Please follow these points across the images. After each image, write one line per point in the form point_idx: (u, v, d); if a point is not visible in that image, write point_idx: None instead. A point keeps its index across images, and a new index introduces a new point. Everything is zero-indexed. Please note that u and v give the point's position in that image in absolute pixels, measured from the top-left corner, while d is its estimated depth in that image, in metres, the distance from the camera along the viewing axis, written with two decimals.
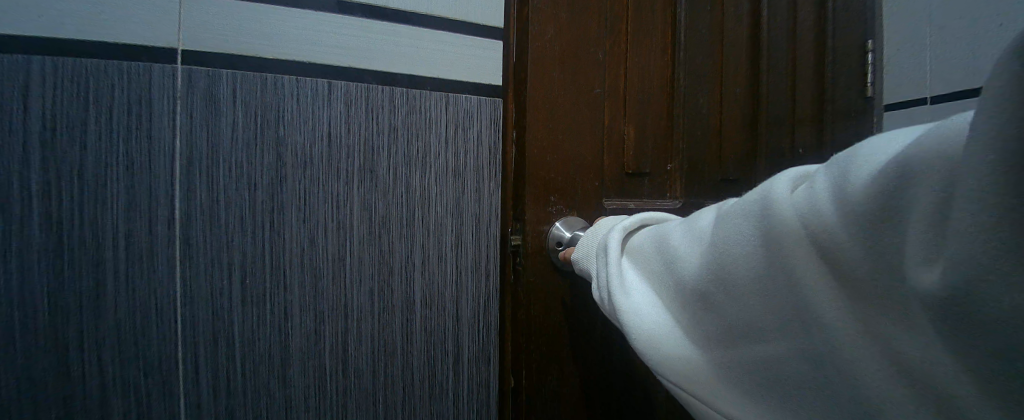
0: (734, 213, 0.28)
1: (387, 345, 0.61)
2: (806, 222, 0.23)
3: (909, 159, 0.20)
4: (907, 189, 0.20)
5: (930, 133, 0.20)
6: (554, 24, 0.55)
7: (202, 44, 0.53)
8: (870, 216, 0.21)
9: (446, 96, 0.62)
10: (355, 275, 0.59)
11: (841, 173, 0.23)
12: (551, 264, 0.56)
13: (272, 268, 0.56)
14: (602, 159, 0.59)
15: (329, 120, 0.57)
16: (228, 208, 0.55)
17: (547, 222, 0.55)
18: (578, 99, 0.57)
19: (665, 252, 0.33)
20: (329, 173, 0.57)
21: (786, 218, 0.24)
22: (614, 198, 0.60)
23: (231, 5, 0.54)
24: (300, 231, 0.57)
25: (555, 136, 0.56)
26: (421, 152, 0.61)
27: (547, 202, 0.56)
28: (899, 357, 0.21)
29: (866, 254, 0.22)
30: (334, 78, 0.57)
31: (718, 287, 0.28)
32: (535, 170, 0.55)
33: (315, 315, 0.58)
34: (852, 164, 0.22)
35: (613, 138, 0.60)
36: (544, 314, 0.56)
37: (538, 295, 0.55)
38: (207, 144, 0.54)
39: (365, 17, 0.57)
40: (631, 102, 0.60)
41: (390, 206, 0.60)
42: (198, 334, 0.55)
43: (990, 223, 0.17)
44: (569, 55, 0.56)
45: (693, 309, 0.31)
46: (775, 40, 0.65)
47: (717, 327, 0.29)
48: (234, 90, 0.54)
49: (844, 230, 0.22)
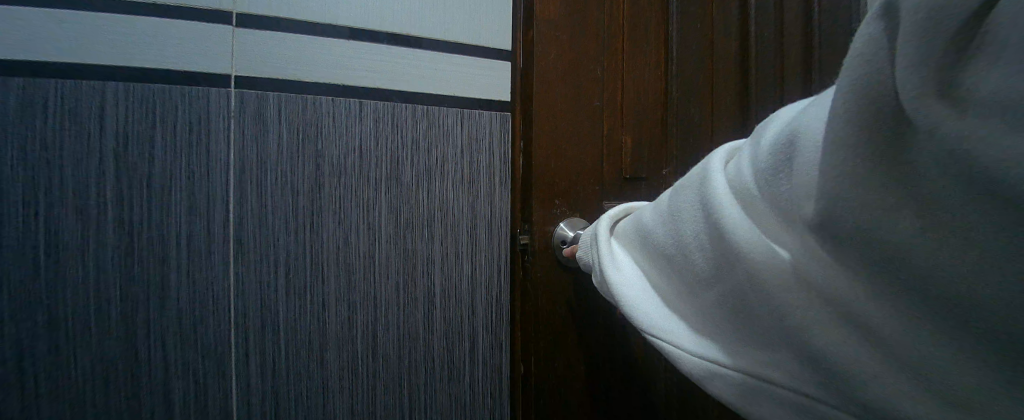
0: (685, 187, 0.32)
1: (411, 333, 0.69)
2: (736, 185, 0.27)
3: (796, 123, 0.24)
4: (797, 146, 0.23)
5: (812, 104, 0.23)
6: (557, 46, 0.62)
7: (252, 71, 0.62)
8: (773, 175, 0.25)
9: (462, 112, 0.70)
10: (383, 271, 0.67)
11: (757, 145, 0.27)
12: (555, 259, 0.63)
13: (312, 264, 0.64)
14: (601, 165, 0.65)
15: (360, 135, 0.65)
16: (274, 212, 0.63)
17: (552, 223, 0.62)
18: (580, 111, 0.64)
19: (641, 228, 0.36)
20: (361, 181, 0.65)
21: (720, 185, 0.28)
22: (614, 201, 0.66)
23: (275, 37, 0.62)
24: (337, 231, 0.65)
25: (558, 144, 0.63)
26: (439, 161, 0.69)
27: (552, 204, 0.62)
28: (828, 294, 0.23)
29: (778, 205, 0.25)
30: (365, 98, 0.65)
31: (679, 248, 0.32)
32: (540, 176, 0.62)
33: (349, 305, 0.66)
34: (764, 134, 0.26)
35: (611, 144, 0.66)
36: (550, 307, 0.62)
37: (546, 290, 0.62)
38: (256, 157, 0.62)
39: (389, 44, 0.65)
40: (626, 113, 0.67)
41: (414, 209, 0.68)
42: (248, 321, 0.63)
43: (852, 168, 0.20)
44: (570, 71, 0.63)
45: (669, 272, 0.33)
46: (763, 55, 0.70)
47: (686, 285, 0.32)
48: (280, 110, 0.62)
49: (761, 187, 0.25)
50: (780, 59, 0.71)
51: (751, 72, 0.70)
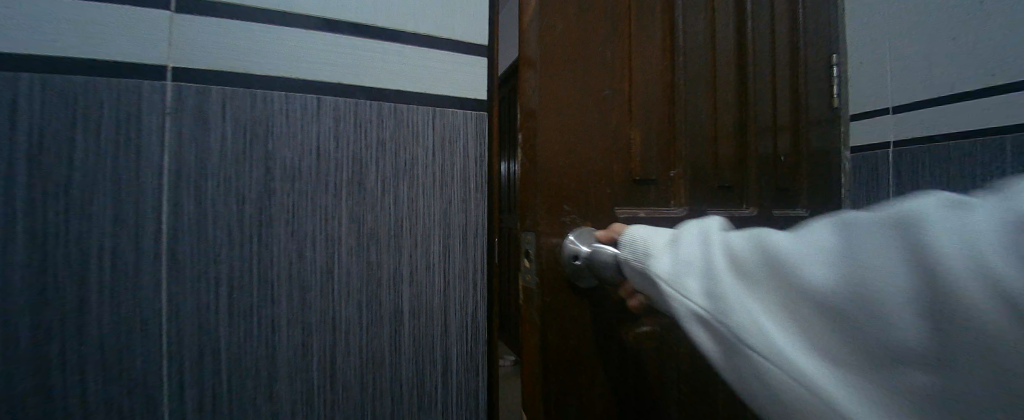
0: (851, 227, 0.29)
1: (375, 357, 0.58)
2: (921, 248, 0.26)
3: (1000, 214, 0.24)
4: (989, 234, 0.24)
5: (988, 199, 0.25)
6: (561, 21, 0.50)
7: (193, 61, 0.54)
8: (975, 252, 0.24)
9: (433, 111, 0.61)
10: (343, 288, 0.56)
11: (947, 211, 0.26)
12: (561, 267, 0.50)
13: (259, 281, 0.54)
14: (610, 165, 0.53)
15: (317, 135, 0.56)
16: (216, 222, 0.54)
17: (560, 234, 0.50)
18: (586, 99, 0.52)
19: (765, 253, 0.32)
20: (318, 186, 0.55)
21: (901, 242, 0.27)
22: (624, 206, 0.54)
23: (222, 24, 0.55)
24: (287, 244, 0.54)
25: (568, 140, 0.51)
26: (409, 163, 0.59)
27: (561, 210, 0.50)
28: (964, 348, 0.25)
29: (952, 284, 0.25)
30: (322, 93, 0.56)
31: (829, 291, 0.29)
32: (545, 178, 0.49)
33: (303, 328, 0.55)
34: (954, 204, 0.26)
35: (620, 140, 0.53)
36: (561, 337, 0.50)
37: (554, 317, 0.49)
38: (195, 158, 0.53)
39: (353, 34, 0.58)
40: (640, 104, 0.54)
41: (379, 216, 0.57)
42: (183, 350, 0.53)
43: None
44: (574, 52, 0.51)
45: (796, 311, 0.30)
46: (757, 55, 0.66)
47: (817, 329, 0.29)
48: (224, 106, 0.54)
49: (961, 261, 0.25)
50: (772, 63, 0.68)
51: (747, 71, 0.65)
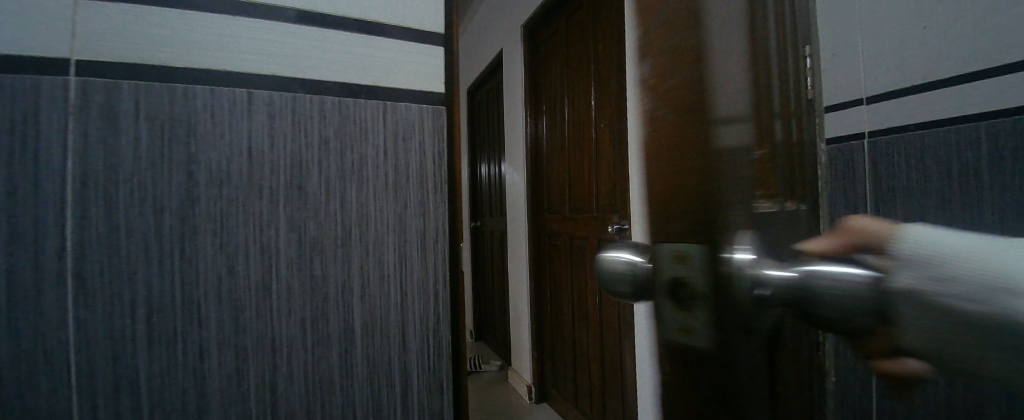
0: None
1: (323, 382, 0.51)
2: None
3: None
4: None
5: None
6: None
7: (103, 53, 0.46)
8: None
9: (384, 105, 0.55)
10: (282, 306, 0.50)
11: None
12: (698, 323, 0.18)
13: (185, 301, 0.47)
14: None
15: (248, 134, 0.49)
16: (130, 236, 0.46)
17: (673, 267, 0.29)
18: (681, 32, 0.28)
19: None
20: (250, 191, 0.49)
21: None
22: None
23: (136, 11, 0.48)
24: (216, 258, 0.48)
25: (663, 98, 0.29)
26: (357, 163, 0.53)
27: None
28: None
29: None
30: (256, 88, 0.50)
31: None
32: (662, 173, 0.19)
33: (237, 351, 0.49)
34: None
35: None
36: None
37: None
38: (104, 163, 0.46)
39: (290, 22, 0.52)
40: None
41: (323, 223, 0.51)
42: (97, 385, 0.46)
43: None
44: None
45: None
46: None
47: None
48: (138, 103, 0.47)
49: None
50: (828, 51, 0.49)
51: None
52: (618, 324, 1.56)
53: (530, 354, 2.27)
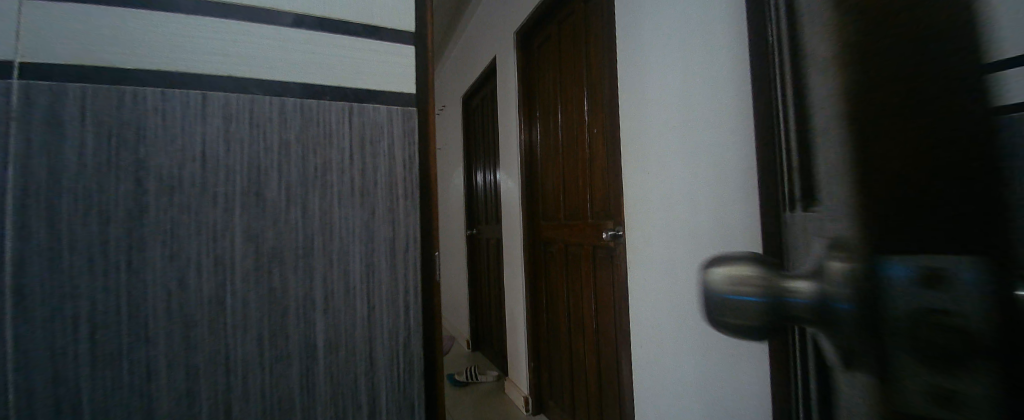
0: None
1: (283, 401, 0.48)
2: None
3: None
4: None
5: None
6: None
7: (48, 55, 0.43)
8: None
9: (350, 107, 0.52)
10: (238, 320, 0.47)
11: None
12: (938, 378, 0.13)
13: (133, 316, 0.44)
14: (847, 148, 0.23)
15: (202, 138, 0.46)
16: (73, 248, 0.43)
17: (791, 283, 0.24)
18: None
19: None
20: (204, 199, 0.46)
21: None
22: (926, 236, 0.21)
23: (84, 10, 0.45)
24: (166, 271, 0.45)
25: None
26: (320, 168, 0.50)
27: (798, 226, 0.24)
28: None
29: None
30: (211, 89, 0.47)
31: None
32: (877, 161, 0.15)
33: (188, 370, 0.45)
34: None
35: None
36: None
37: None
38: (45, 169, 0.42)
39: (250, 20, 0.50)
40: None
41: (283, 232, 0.48)
42: (34, 410, 0.42)
43: None
44: None
45: None
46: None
47: None
48: (85, 107, 0.43)
49: None
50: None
51: None
52: (613, 332, 1.52)
53: (526, 363, 2.23)
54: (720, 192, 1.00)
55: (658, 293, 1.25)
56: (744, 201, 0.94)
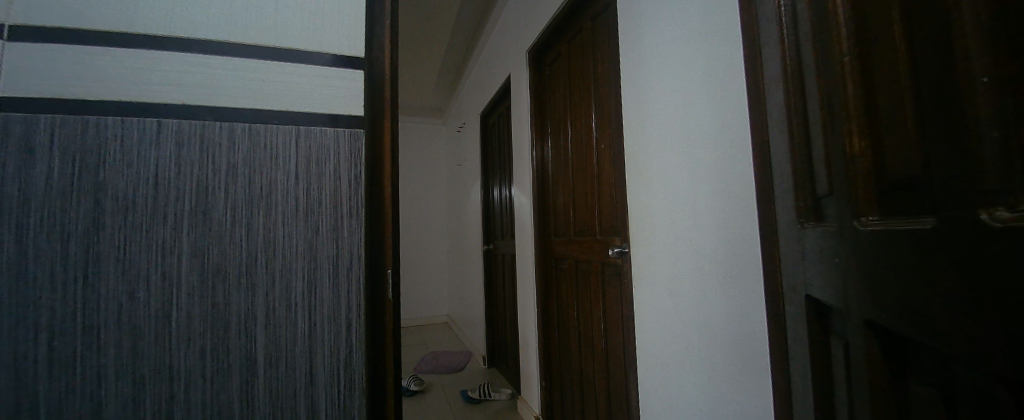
0: None
1: (222, 413, 0.50)
2: None
3: None
4: None
5: None
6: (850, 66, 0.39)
7: (23, 90, 0.48)
8: None
9: (296, 129, 0.55)
10: (183, 333, 0.49)
11: None
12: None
13: (85, 327, 0.47)
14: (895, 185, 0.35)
15: (156, 161, 0.50)
16: (36, 262, 0.46)
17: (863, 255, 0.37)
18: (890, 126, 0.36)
19: None
20: (155, 218, 0.49)
21: None
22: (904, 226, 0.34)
23: (59, 48, 0.50)
24: (117, 286, 0.48)
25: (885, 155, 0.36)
26: (265, 189, 0.53)
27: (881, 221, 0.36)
28: None
29: None
30: (165, 117, 0.51)
31: None
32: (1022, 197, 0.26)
33: (135, 379, 0.48)
34: None
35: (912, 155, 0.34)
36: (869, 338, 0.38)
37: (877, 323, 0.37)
38: (11, 190, 0.46)
39: (206, 53, 0.54)
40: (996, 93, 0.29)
41: (227, 250, 0.51)
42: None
43: None
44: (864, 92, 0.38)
45: None
46: (772, 84, 0.50)
47: None
48: (51, 134, 0.48)
49: None
50: (800, 88, 0.45)
51: None
52: (620, 353, 1.47)
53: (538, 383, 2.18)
54: (721, 210, 0.96)
55: (661, 313, 1.20)
56: (744, 219, 0.90)
